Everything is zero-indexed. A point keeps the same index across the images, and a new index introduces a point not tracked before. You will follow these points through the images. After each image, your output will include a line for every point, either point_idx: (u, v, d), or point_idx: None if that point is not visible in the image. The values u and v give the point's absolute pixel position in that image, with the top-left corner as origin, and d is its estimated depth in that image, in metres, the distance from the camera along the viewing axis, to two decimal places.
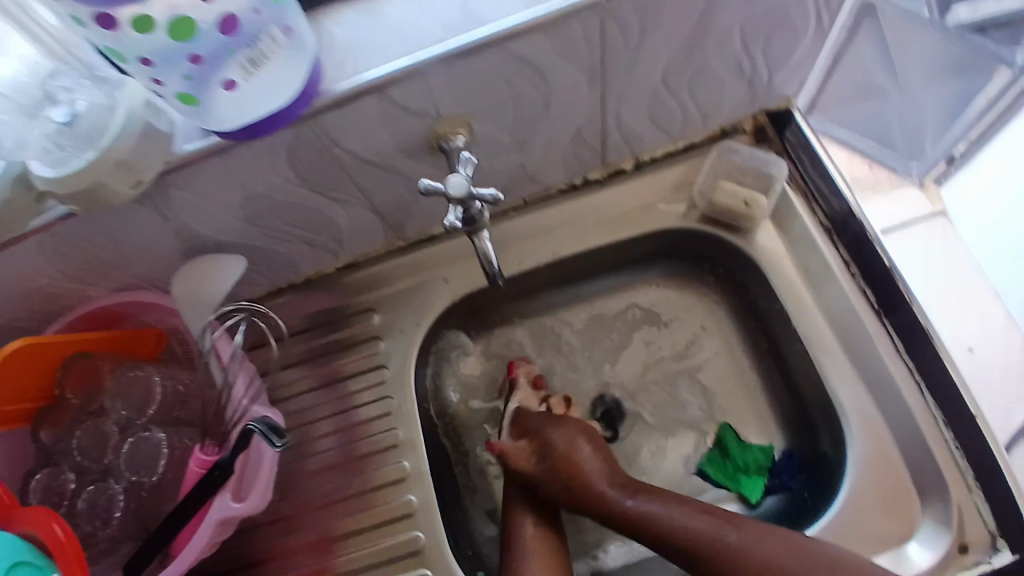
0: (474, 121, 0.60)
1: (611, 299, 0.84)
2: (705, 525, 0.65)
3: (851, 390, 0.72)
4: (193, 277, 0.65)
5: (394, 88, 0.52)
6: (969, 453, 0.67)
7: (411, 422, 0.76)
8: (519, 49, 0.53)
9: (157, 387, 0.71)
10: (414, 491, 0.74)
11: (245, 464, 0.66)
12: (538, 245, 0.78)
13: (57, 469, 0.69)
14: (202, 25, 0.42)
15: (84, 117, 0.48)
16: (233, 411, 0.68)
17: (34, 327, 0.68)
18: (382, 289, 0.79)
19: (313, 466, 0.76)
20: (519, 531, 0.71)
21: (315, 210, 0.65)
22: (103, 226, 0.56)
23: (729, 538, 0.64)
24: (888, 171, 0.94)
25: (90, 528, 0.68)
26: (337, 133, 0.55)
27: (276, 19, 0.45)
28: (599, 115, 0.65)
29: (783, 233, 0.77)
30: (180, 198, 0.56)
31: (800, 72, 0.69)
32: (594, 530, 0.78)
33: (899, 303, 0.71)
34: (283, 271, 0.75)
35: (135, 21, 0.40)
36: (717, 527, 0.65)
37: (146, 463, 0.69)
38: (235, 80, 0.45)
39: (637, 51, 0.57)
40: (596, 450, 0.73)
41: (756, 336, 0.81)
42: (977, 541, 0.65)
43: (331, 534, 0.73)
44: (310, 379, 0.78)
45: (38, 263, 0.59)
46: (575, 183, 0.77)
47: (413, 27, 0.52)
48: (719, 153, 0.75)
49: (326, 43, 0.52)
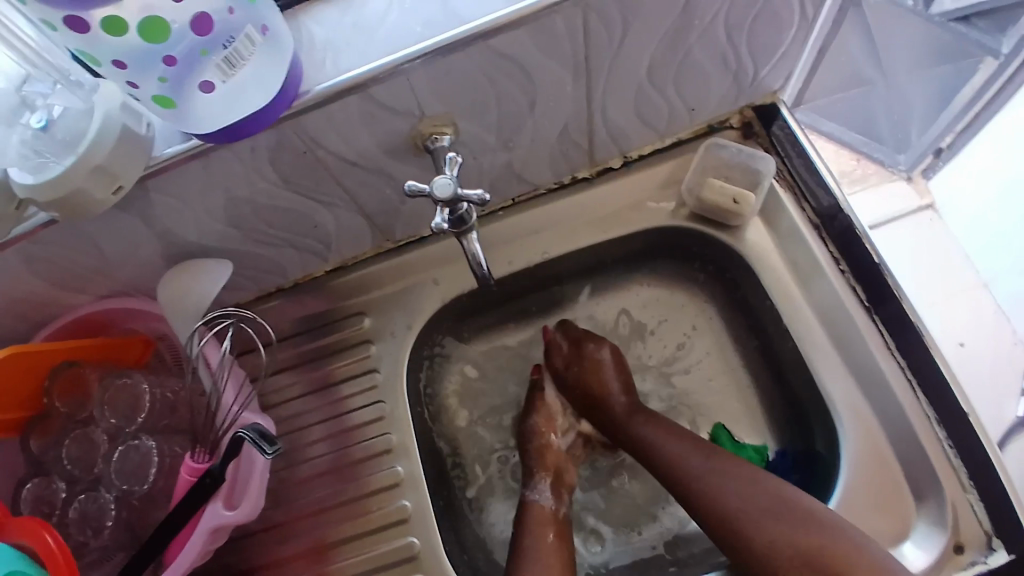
0: (458, 120, 0.60)
1: (603, 299, 0.84)
2: (680, 448, 0.71)
3: (843, 386, 0.71)
4: (180, 283, 0.66)
5: (375, 87, 0.52)
6: (963, 451, 0.67)
7: (404, 426, 0.75)
8: (500, 46, 0.52)
9: (146, 395, 0.71)
10: (408, 496, 0.73)
11: (235, 472, 0.65)
12: (526, 246, 0.78)
13: (48, 478, 0.68)
14: (175, 25, 0.42)
15: (59, 122, 0.48)
16: (222, 418, 0.68)
17: (20, 336, 0.68)
18: (371, 292, 0.78)
19: (306, 472, 0.75)
20: (524, 538, 0.70)
21: (301, 213, 0.65)
22: (85, 232, 0.56)
23: (696, 465, 0.69)
24: (875, 166, 1.00)
25: (82, 538, 0.67)
26: (319, 135, 0.55)
27: (253, 19, 0.45)
28: (585, 112, 0.65)
29: (772, 230, 0.77)
30: (162, 202, 0.56)
31: (786, 65, 0.69)
32: (591, 531, 0.78)
33: (887, 296, 0.71)
34: (271, 275, 0.74)
35: (106, 22, 0.40)
36: (689, 451, 0.70)
37: (136, 471, 0.69)
38: (212, 82, 0.45)
39: (621, 45, 0.57)
40: (621, 369, 0.79)
41: (748, 334, 0.80)
42: (972, 540, 0.65)
43: (326, 541, 0.73)
44: (302, 385, 0.77)
45: (20, 271, 0.58)
46: (564, 181, 0.76)
47: (394, 26, 0.52)
48: (707, 150, 0.75)
49: (307, 44, 0.52)
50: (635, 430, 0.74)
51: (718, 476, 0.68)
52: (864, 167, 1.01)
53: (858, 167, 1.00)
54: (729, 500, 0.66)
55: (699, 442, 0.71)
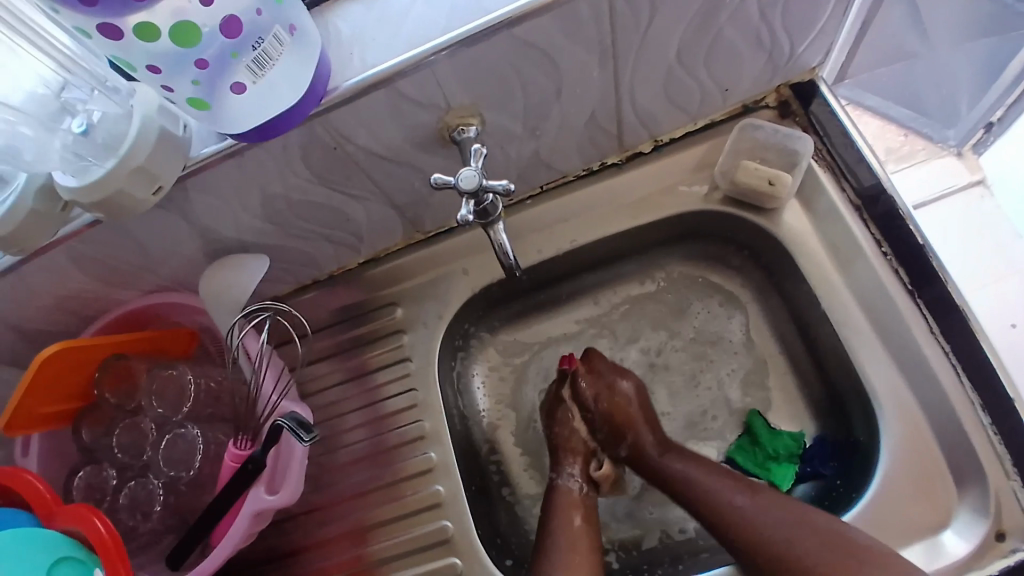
0: (484, 110, 0.60)
1: (635, 284, 0.83)
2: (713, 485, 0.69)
3: (883, 372, 0.70)
4: (219, 277, 0.67)
5: (402, 81, 0.52)
6: (1007, 437, 0.64)
7: (437, 414, 0.76)
8: (526, 34, 0.52)
9: (191, 386, 0.73)
10: (442, 482, 0.74)
11: (277, 457, 0.67)
12: (557, 233, 0.77)
13: (99, 466, 0.71)
14: (205, 29, 0.42)
15: (99, 126, 0.49)
16: (263, 406, 0.70)
17: (72, 330, 0.71)
18: (403, 283, 0.79)
19: (344, 457, 0.77)
20: (555, 525, 0.70)
21: (332, 207, 0.66)
22: (128, 231, 0.58)
23: (737, 503, 0.67)
24: (923, 141, 0.93)
25: (132, 523, 0.71)
26: (348, 131, 0.55)
27: (279, 19, 0.45)
28: (613, 97, 0.64)
29: (809, 212, 0.75)
30: (199, 201, 0.57)
31: (823, 40, 0.67)
32: (622, 517, 0.79)
33: (931, 278, 0.69)
34: (306, 268, 0.76)
35: (138, 29, 0.41)
36: (732, 495, 0.68)
37: (183, 458, 0.71)
38: (243, 83, 0.46)
39: (649, 28, 0.56)
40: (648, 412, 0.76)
41: (784, 318, 0.79)
42: (1015, 527, 0.63)
43: (364, 524, 0.75)
44: (339, 373, 0.79)
45: (70, 270, 0.60)
46: (593, 167, 0.76)
47: (418, 18, 0.52)
48: (741, 131, 0.73)
49: (333, 40, 0.53)
50: (667, 464, 0.73)
51: (758, 516, 0.65)
52: (912, 142, 0.93)
53: (906, 143, 0.92)
54: (772, 542, 0.63)
55: (743, 485, 0.68)
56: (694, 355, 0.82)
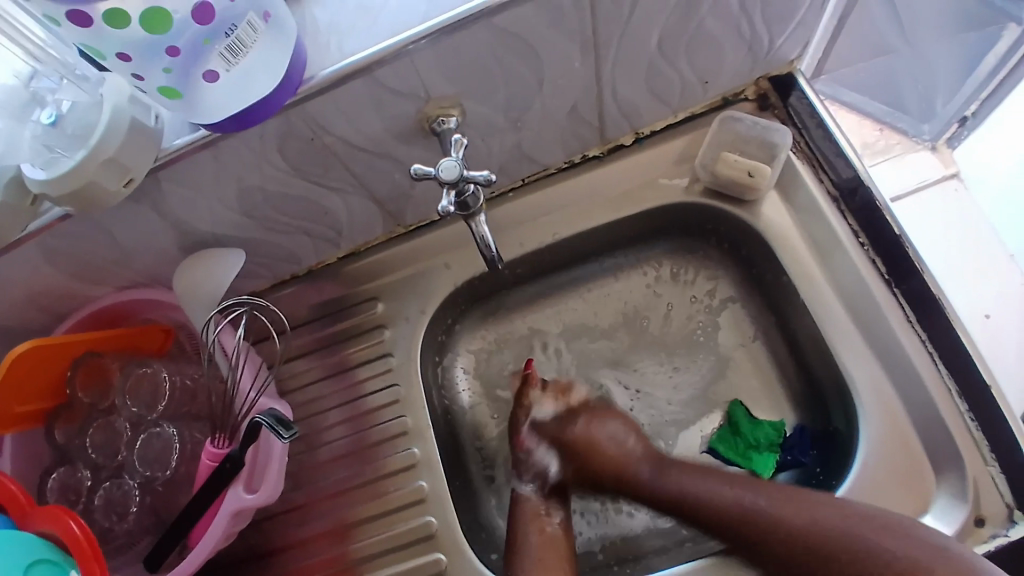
0: (465, 101, 0.59)
1: (623, 278, 0.83)
2: (727, 490, 0.69)
3: (863, 364, 0.70)
4: (194, 273, 0.66)
5: (381, 70, 0.51)
6: (984, 425, 0.66)
7: (418, 409, 0.76)
8: (506, 23, 0.51)
9: (165, 382, 0.72)
10: (425, 477, 0.74)
11: (256, 455, 0.66)
12: (538, 227, 0.77)
13: (73, 467, 0.70)
14: (177, 16, 0.41)
15: (69, 116, 0.48)
16: (241, 403, 0.68)
17: (45, 327, 0.69)
18: (384, 277, 0.78)
19: (324, 455, 0.76)
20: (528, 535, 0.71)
21: (311, 200, 0.65)
22: (103, 225, 0.57)
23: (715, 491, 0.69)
24: (899, 136, 0.94)
25: (107, 523, 0.69)
26: (326, 122, 0.54)
27: (254, 5, 0.44)
28: (595, 88, 0.64)
29: (788, 203, 0.75)
30: (175, 192, 0.56)
31: (803, 31, 0.67)
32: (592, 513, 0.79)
33: (908, 271, 0.70)
34: (285, 263, 0.75)
35: (108, 16, 0.40)
36: (740, 494, 0.68)
37: (159, 458, 0.70)
38: (216, 71, 0.45)
39: (630, 18, 0.55)
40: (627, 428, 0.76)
41: (763, 309, 0.80)
42: (994, 514, 0.65)
43: (348, 521, 0.74)
44: (319, 369, 0.78)
45: (41, 266, 0.59)
46: (574, 160, 0.75)
47: (396, 6, 0.51)
48: (722, 123, 0.72)
49: (308, 27, 0.52)
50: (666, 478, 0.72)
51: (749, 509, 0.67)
52: (888, 136, 0.93)
53: (881, 137, 0.93)
54: (773, 542, 0.65)
55: (734, 482, 0.69)
56: (654, 356, 0.82)
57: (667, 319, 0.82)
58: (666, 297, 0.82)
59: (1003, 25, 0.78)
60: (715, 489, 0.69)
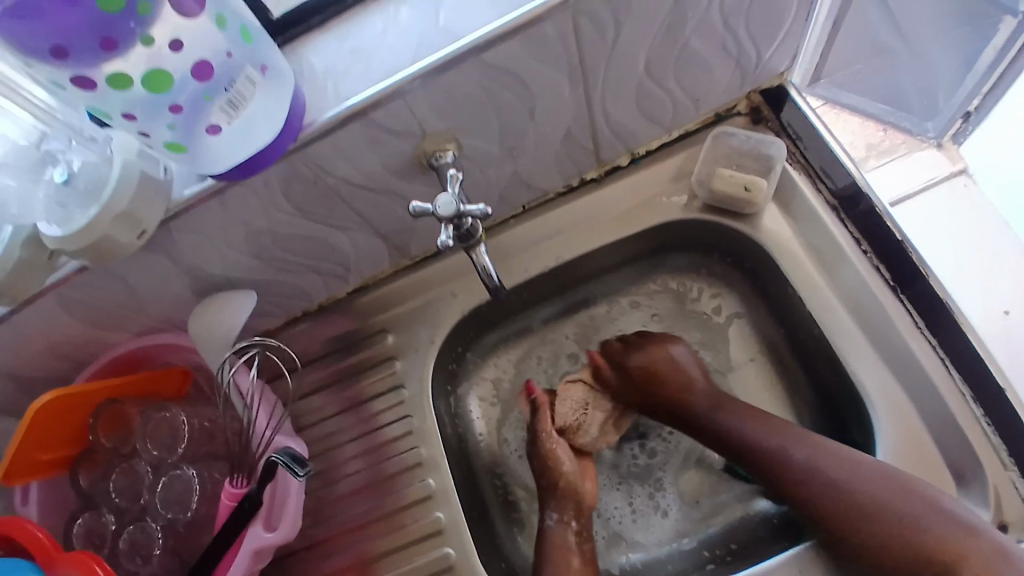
0: (461, 135, 0.61)
1: (630, 296, 0.84)
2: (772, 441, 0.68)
3: (874, 370, 0.70)
4: (207, 316, 0.68)
5: (376, 112, 0.53)
6: (1002, 430, 0.65)
7: (432, 439, 0.77)
8: (494, 59, 0.53)
9: (183, 425, 0.73)
10: (442, 508, 0.74)
11: (274, 493, 0.67)
12: (541, 252, 0.78)
13: (97, 511, 0.71)
14: (177, 75, 0.43)
15: (80, 174, 0.50)
16: (257, 443, 0.69)
17: (67, 375, 0.71)
18: (393, 309, 0.80)
19: (342, 490, 0.77)
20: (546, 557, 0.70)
21: (318, 239, 0.67)
22: (117, 275, 0.58)
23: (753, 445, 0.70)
24: (903, 135, 0.94)
25: (132, 567, 0.70)
26: (327, 164, 0.56)
27: (251, 60, 0.46)
28: (587, 114, 0.65)
29: (788, 215, 0.76)
30: (185, 240, 0.58)
31: (789, 43, 0.68)
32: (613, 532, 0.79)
33: (914, 275, 0.69)
34: (296, 301, 0.76)
35: (113, 79, 0.42)
36: (784, 443, 0.68)
37: (180, 500, 0.71)
38: (218, 125, 0.47)
39: (615, 45, 0.57)
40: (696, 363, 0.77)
41: (772, 322, 0.80)
42: (1018, 521, 0.63)
43: (368, 555, 0.75)
44: (334, 404, 0.79)
45: (59, 317, 0.61)
46: (572, 184, 0.77)
47: (386, 52, 0.53)
48: (715, 140, 0.74)
49: (306, 75, 0.54)
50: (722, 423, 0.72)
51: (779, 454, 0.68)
52: (892, 137, 0.94)
53: (886, 137, 0.93)
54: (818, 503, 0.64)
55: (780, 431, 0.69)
56: None
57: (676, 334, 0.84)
58: (674, 312, 0.84)
59: (999, 19, 0.79)
60: (762, 441, 0.69)
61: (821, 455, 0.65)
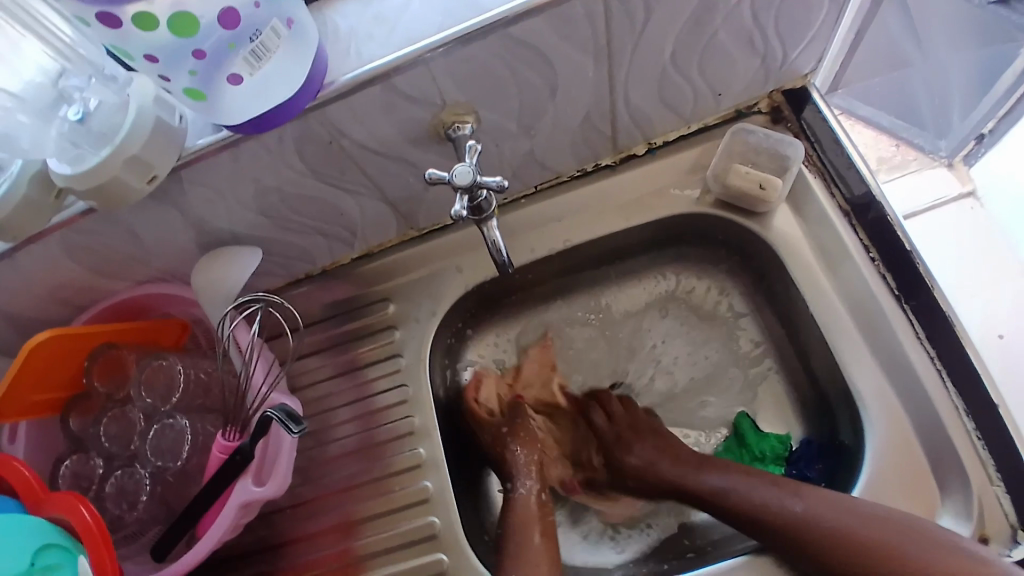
0: (479, 108, 0.60)
1: (631, 287, 0.84)
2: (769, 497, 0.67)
3: (870, 377, 0.70)
4: (211, 269, 0.67)
5: (397, 77, 0.52)
6: (992, 444, 0.65)
7: (426, 411, 0.77)
8: (522, 33, 0.52)
9: (180, 375, 0.73)
10: (430, 478, 0.75)
11: (265, 447, 0.67)
12: (551, 232, 0.78)
13: (86, 455, 0.72)
14: (204, 21, 0.43)
15: (95, 115, 0.49)
16: (253, 398, 0.69)
17: (66, 318, 0.71)
18: (397, 278, 0.80)
19: (331, 452, 0.78)
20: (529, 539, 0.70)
21: (327, 201, 0.66)
22: (123, 221, 0.58)
23: (796, 510, 0.65)
24: (915, 152, 0.91)
25: (117, 511, 0.71)
26: (344, 125, 0.56)
27: (277, 13, 0.46)
28: (607, 98, 0.64)
29: (800, 216, 0.76)
30: (195, 190, 0.57)
31: (817, 45, 0.67)
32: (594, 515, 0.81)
33: (918, 287, 0.70)
34: (299, 262, 0.76)
35: (138, 19, 0.41)
36: (782, 499, 0.66)
37: (171, 449, 0.71)
38: (239, 75, 0.46)
39: (643, 30, 0.56)
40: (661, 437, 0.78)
41: (772, 323, 0.80)
42: (998, 532, 0.64)
43: (354, 518, 0.75)
44: (329, 368, 0.80)
45: (62, 260, 0.61)
46: (586, 168, 0.76)
47: (411, 17, 0.52)
48: (734, 135, 0.74)
49: (329, 34, 0.53)
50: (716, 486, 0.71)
51: (828, 519, 0.63)
52: (904, 152, 0.91)
53: (898, 153, 0.90)
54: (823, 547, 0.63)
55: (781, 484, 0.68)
56: (658, 352, 0.84)
57: (679, 325, 0.84)
58: (672, 305, 0.84)
59: (1021, 42, 0.79)
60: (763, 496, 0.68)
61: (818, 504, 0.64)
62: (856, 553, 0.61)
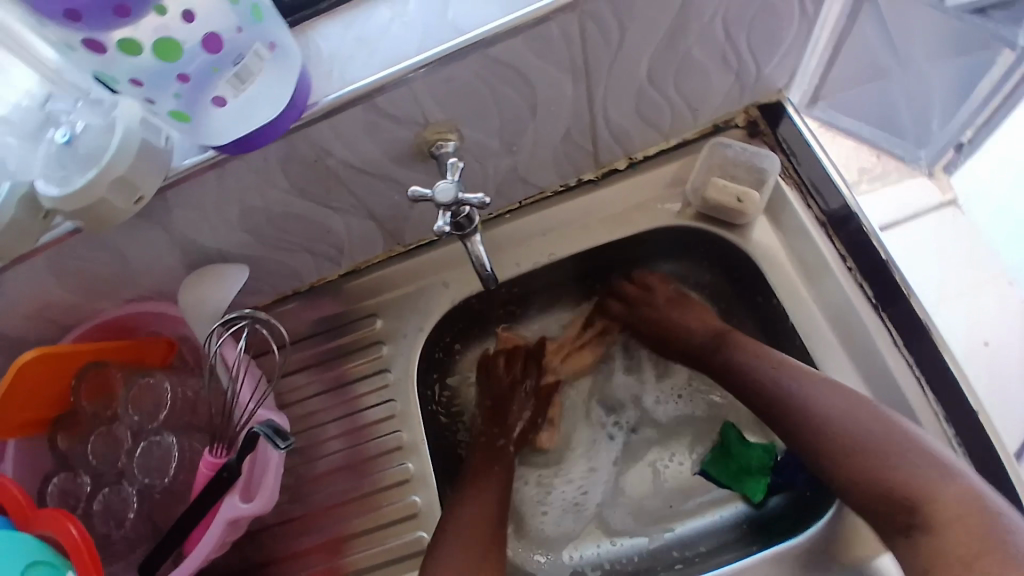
0: (462, 126, 0.61)
1: None
2: (770, 375, 0.70)
3: (850, 385, 0.72)
4: (199, 288, 0.68)
5: (380, 97, 0.53)
6: (971, 450, 0.66)
7: (414, 425, 0.77)
8: (500, 54, 0.54)
9: (167, 393, 0.73)
10: (419, 492, 0.75)
11: (252, 464, 0.67)
12: (536, 247, 0.79)
13: (74, 473, 0.72)
14: (187, 46, 0.44)
15: (82, 137, 0.50)
16: (240, 413, 0.70)
17: (53, 338, 0.71)
18: (384, 294, 0.80)
19: (320, 469, 0.78)
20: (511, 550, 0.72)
21: (313, 219, 0.67)
22: (108, 241, 0.59)
23: (792, 390, 0.68)
24: (895, 162, 0.93)
25: (106, 531, 0.71)
26: (328, 145, 0.57)
27: (260, 36, 0.47)
28: (586, 115, 0.66)
29: (779, 227, 0.77)
30: (181, 210, 0.58)
31: (790, 60, 0.69)
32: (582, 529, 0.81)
33: (896, 296, 0.70)
34: (286, 279, 0.77)
35: (122, 44, 0.42)
36: (780, 378, 0.69)
37: (159, 466, 0.72)
38: (224, 97, 0.47)
39: (619, 48, 0.58)
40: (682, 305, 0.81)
41: (754, 333, 0.81)
42: None
43: (343, 534, 0.75)
44: (316, 384, 0.80)
45: (49, 280, 0.61)
46: (569, 183, 0.78)
47: (392, 39, 0.54)
48: (711, 149, 0.75)
49: (312, 55, 0.54)
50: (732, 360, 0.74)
51: (819, 405, 0.66)
52: (884, 162, 0.93)
53: (878, 163, 0.92)
54: (809, 434, 0.66)
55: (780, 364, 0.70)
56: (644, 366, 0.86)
57: None
58: None
59: (999, 51, 0.78)
60: (767, 374, 0.71)
61: (816, 384, 0.67)
62: (838, 436, 0.64)
